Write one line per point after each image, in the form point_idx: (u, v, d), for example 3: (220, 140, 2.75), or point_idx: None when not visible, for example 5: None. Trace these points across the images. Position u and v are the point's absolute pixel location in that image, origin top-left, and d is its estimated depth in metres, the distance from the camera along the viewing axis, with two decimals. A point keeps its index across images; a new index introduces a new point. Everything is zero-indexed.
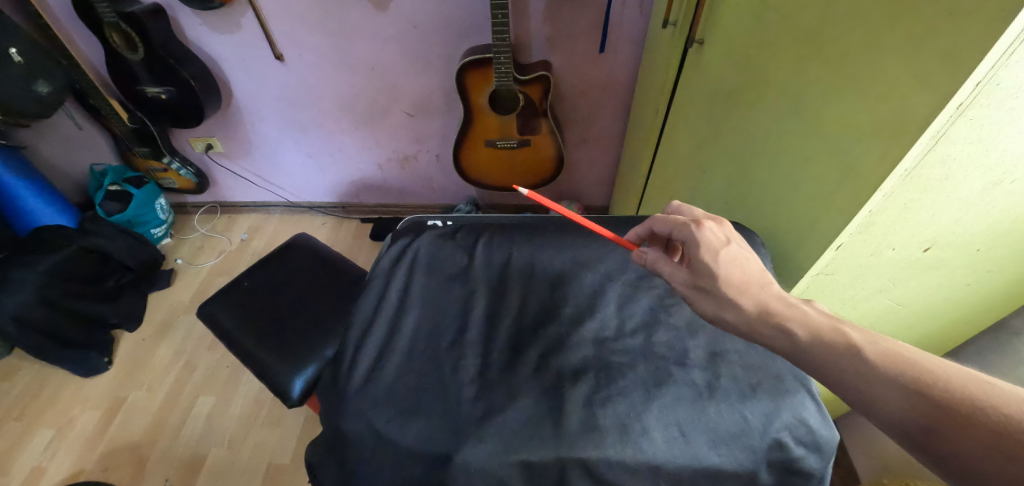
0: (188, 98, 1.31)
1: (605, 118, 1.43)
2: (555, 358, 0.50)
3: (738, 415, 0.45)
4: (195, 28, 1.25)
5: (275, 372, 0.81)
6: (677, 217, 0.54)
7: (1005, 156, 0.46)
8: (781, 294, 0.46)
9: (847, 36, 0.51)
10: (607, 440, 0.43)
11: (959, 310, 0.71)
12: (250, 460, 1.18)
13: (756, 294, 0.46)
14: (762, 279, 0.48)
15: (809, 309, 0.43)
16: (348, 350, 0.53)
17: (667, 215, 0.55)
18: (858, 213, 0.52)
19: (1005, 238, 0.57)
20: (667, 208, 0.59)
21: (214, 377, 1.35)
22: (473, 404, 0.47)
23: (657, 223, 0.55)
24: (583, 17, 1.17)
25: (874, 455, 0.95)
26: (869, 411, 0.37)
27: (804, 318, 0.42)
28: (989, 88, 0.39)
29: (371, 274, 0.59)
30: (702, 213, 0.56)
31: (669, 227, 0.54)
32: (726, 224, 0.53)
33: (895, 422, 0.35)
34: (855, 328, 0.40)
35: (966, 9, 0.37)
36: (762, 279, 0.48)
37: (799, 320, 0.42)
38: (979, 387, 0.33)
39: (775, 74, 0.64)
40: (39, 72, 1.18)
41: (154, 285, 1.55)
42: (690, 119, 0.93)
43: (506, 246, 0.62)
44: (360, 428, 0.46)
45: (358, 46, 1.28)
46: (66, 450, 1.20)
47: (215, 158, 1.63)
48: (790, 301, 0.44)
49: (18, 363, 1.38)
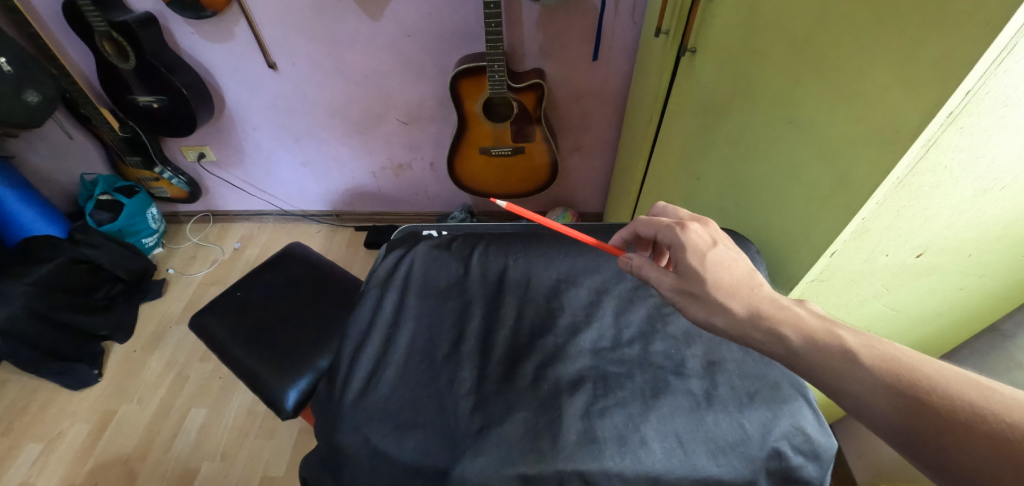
0: (179, 107, 1.30)
1: (599, 125, 1.44)
2: (553, 369, 0.50)
3: (737, 424, 0.45)
4: (187, 36, 1.24)
5: (269, 385, 0.80)
6: (661, 219, 0.54)
7: (993, 164, 0.47)
8: (772, 295, 0.45)
9: (837, 46, 0.51)
10: (606, 452, 0.43)
11: (952, 315, 0.72)
12: (244, 472, 1.17)
13: (746, 296, 0.46)
14: (751, 281, 0.47)
15: (801, 311, 0.43)
16: (342, 362, 0.52)
17: (651, 217, 0.56)
18: (852, 221, 0.52)
19: (997, 242, 0.57)
20: (653, 210, 0.59)
21: (207, 388, 1.33)
22: (471, 417, 0.46)
23: (642, 226, 0.55)
24: (576, 25, 1.18)
25: (871, 460, 0.95)
26: (864, 416, 0.36)
27: (796, 321, 0.42)
28: (979, 97, 0.40)
29: (366, 285, 0.59)
30: (688, 214, 0.56)
31: (654, 230, 0.53)
32: (712, 225, 0.53)
33: (894, 429, 0.34)
34: (850, 331, 0.39)
35: (954, 19, 0.38)
36: (751, 281, 0.47)
37: (791, 323, 0.42)
38: (981, 394, 0.31)
39: (768, 83, 0.65)
40: (28, 81, 1.16)
41: (146, 295, 1.53)
42: (684, 126, 0.94)
43: (502, 255, 0.62)
44: (358, 443, 0.45)
45: (352, 55, 1.28)
46: (54, 464, 1.17)
47: (207, 167, 1.62)
48: (780, 303, 0.44)
49: (5, 376, 1.35)
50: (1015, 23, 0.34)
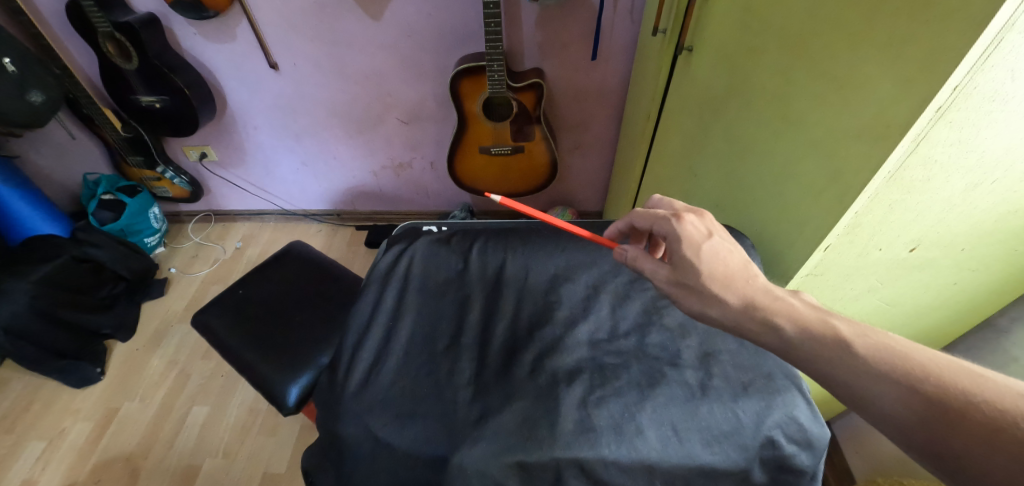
0: (182, 107, 1.31)
1: (598, 125, 1.45)
2: (551, 360, 0.51)
3: (731, 414, 0.45)
4: (189, 37, 1.25)
5: (270, 380, 0.81)
6: (658, 211, 0.54)
7: (984, 158, 0.47)
8: (767, 286, 0.46)
9: (829, 44, 0.52)
10: (602, 440, 0.43)
11: (947, 310, 0.73)
12: (246, 469, 1.17)
13: (741, 288, 0.46)
14: (746, 272, 0.48)
15: (796, 301, 0.43)
16: (345, 354, 0.53)
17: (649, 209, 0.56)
18: (845, 215, 0.53)
19: (989, 237, 0.58)
20: (650, 203, 0.60)
21: (209, 386, 1.34)
22: (470, 407, 0.47)
23: (639, 217, 0.56)
24: (575, 25, 1.19)
25: (869, 455, 0.96)
26: (862, 407, 0.36)
27: (791, 311, 0.42)
28: (967, 92, 0.41)
29: (367, 279, 0.60)
30: (683, 207, 0.56)
31: (650, 222, 0.54)
32: (707, 217, 0.53)
33: (892, 419, 0.34)
34: (844, 321, 0.40)
35: (941, 16, 0.39)
36: (746, 272, 0.48)
37: (786, 313, 0.42)
38: (973, 380, 0.32)
39: (763, 80, 0.65)
40: (32, 81, 1.18)
41: (148, 294, 1.54)
42: (681, 124, 0.95)
43: (501, 249, 0.63)
44: (359, 432, 0.46)
45: (353, 56, 1.29)
46: (57, 462, 1.18)
47: (209, 166, 1.63)
48: (775, 294, 0.44)
49: (9, 374, 1.36)
50: (1001, 19, 0.35)
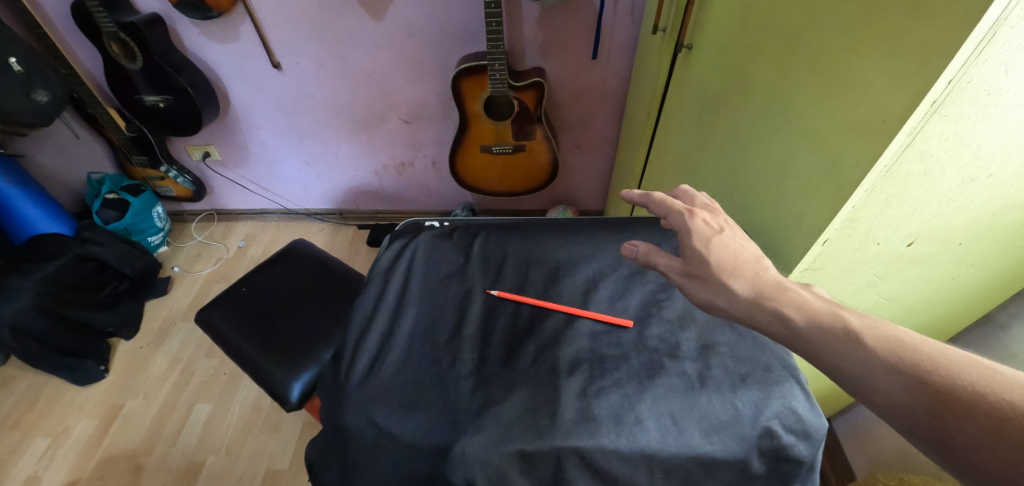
0: (186, 106, 1.32)
1: (599, 124, 1.46)
2: (552, 352, 0.52)
3: (729, 404, 0.46)
4: (193, 37, 1.26)
5: (274, 377, 0.82)
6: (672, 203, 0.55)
7: (980, 151, 0.48)
8: (777, 278, 0.46)
9: (827, 40, 0.53)
10: (603, 430, 0.44)
11: (945, 305, 0.73)
12: (249, 466, 1.18)
13: (751, 278, 0.46)
14: (756, 264, 0.48)
15: (807, 294, 0.43)
16: (347, 347, 0.54)
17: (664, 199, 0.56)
18: (842, 209, 0.53)
19: (986, 231, 0.59)
20: (674, 193, 0.61)
21: (212, 384, 1.35)
22: (472, 397, 0.47)
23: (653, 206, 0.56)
24: (576, 24, 1.20)
25: (869, 451, 0.96)
26: (866, 396, 0.36)
27: (801, 302, 0.41)
28: (961, 86, 0.41)
29: (371, 273, 0.61)
30: (701, 202, 0.57)
31: (665, 213, 0.54)
32: (721, 216, 0.54)
33: (895, 408, 0.34)
34: (854, 313, 0.39)
35: (935, 12, 0.40)
36: (756, 264, 0.48)
37: (795, 304, 0.41)
38: (981, 374, 0.32)
39: (761, 77, 0.66)
40: (38, 80, 1.19)
41: (152, 292, 1.55)
42: (680, 122, 0.96)
43: (503, 245, 0.64)
44: (361, 422, 0.47)
45: (356, 55, 1.30)
46: (61, 458, 1.19)
47: (213, 166, 1.64)
48: (785, 285, 0.44)
49: (13, 372, 1.37)
50: (993, 14, 0.35)
